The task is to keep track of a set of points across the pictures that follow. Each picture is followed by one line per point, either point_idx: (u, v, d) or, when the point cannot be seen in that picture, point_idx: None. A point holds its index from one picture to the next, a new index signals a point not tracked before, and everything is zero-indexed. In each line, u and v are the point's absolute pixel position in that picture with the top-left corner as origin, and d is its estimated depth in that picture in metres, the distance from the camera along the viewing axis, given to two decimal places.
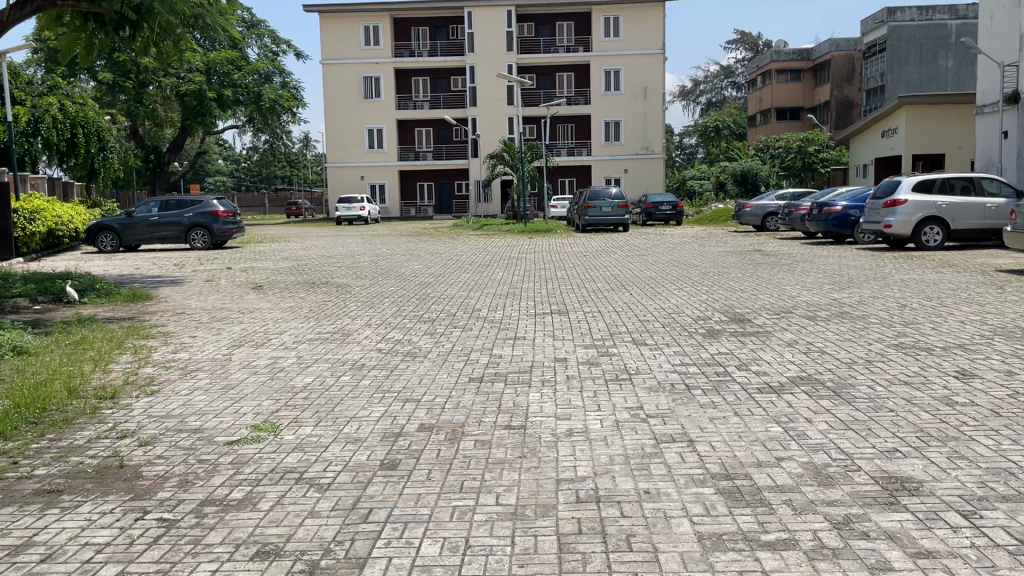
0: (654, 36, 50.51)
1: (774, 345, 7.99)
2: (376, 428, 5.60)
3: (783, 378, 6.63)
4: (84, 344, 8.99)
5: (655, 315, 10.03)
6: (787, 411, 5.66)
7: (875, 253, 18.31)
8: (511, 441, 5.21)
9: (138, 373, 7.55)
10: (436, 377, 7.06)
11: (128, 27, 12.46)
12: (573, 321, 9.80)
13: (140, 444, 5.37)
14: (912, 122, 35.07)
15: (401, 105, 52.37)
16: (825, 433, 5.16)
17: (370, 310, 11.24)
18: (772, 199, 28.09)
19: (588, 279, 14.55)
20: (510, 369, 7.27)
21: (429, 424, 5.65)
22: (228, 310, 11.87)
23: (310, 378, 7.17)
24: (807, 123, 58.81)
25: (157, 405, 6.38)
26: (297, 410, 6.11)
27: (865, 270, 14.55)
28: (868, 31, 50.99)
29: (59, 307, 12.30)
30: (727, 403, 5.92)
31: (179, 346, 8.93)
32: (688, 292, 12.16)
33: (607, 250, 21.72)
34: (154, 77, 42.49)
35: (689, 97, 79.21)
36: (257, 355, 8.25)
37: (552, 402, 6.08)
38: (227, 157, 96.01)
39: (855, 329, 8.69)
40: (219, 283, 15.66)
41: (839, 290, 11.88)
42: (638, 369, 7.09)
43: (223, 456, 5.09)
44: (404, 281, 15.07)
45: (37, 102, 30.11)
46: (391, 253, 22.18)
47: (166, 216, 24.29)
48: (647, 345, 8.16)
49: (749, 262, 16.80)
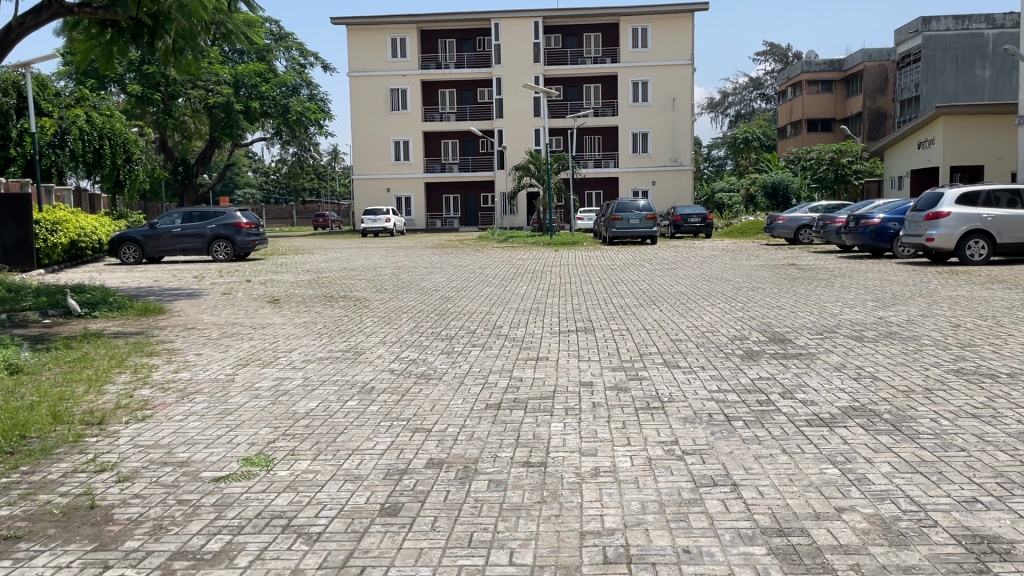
0: (682, 47, 49.88)
1: (819, 369, 7.33)
2: (379, 462, 5.03)
3: (834, 409, 5.96)
4: (83, 361, 8.54)
5: (687, 334, 9.39)
6: (841, 451, 5.00)
7: (917, 268, 17.50)
8: (529, 482, 4.61)
9: (133, 395, 7.03)
10: (449, 403, 6.48)
11: (146, 36, 12.14)
12: (600, 340, 9.16)
13: (117, 479, 4.85)
14: (950, 132, 34.03)
15: (428, 117, 52.13)
16: (890, 478, 4.51)
17: (386, 326, 10.71)
18: (805, 211, 27.25)
19: (616, 294, 13.93)
20: (530, 394, 6.65)
21: (439, 458, 5.07)
22: (240, 325, 11.41)
23: (313, 404, 6.59)
24: (840, 134, 57.74)
25: (145, 433, 5.87)
26: (295, 440, 5.56)
27: (909, 286, 13.78)
28: (902, 40, 49.99)
29: (69, 321, 11.95)
30: (773, 439, 5.27)
31: (182, 365, 8.43)
32: (722, 309, 11.51)
33: (636, 263, 21.06)
34: (183, 89, 42.06)
35: (718, 109, 78.44)
36: (262, 375, 7.73)
37: (576, 434, 5.48)
38: (256, 169, 96.70)
39: (909, 351, 7.99)
40: (236, 296, 15.26)
41: (883, 308, 11.16)
42: (671, 397, 6.43)
43: (205, 498, 4.53)
44: (425, 295, 14.54)
45: (64, 114, 30.06)
46: (413, 266, 21.76)
47: (189, 227, 24.00)
48: (680, 368, 7.53)
49: (785, 277, 16.06)
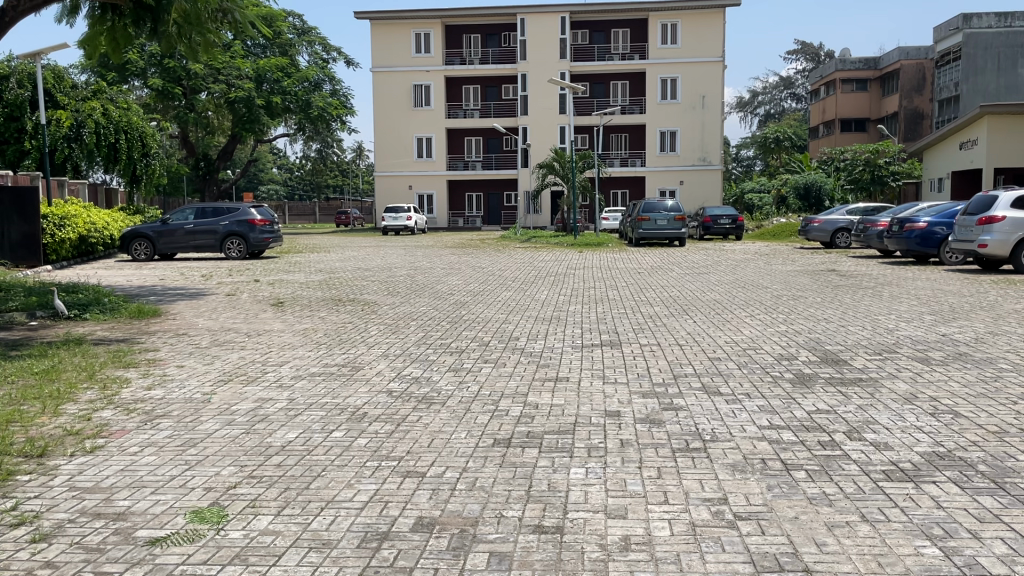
0: (712, 43, 48.53)
1: (885, 400, 6.26)
2: (355, 523, 4.05)
3: (915, 456, 4.91)
4: (50, 373, 7.66)
5: (727, 351, 8.34)
6: (938, 521, 3.94)
7: (967, 276, 16.33)
8: (540, 558, 3.61)
9: (90, 418, 6.12)
10: (451, 438, 5.48)
11: (149, 20, 11.30)
12: (628, 357, 8.10)
13: (30, 540, 3.91)
14: (994, 134, 32.43)
15: (451, 114, 51.30)
16: (1010, 565, 3.45)
17: (392, 336, 9.77)
18: (841, 213, 25.89)
19: (644, 301, 12.91)
20: (547, 428, 5.64)
21: (429, 518, 4.08)
22: (234, 332, 10.49)
23: (292, 435, 5.62)
24: (874, 134, 56.05)
25: (87, 470, 4.95)
26: (260, 486, 4.58)
27: (966, 297, 12.67)
28: (941, 38, 48.41)
29: (56, 324, 11.15)
30: (847, 499, 4.24)
31: (159, 379, 7.50)
32: (763, 322, 10.40)
33: (665, 267, 19.98)
34: (205, 83, 41.27)
35: (747, 108, 76.92)
36: (242, 396, 6.77)
37: (601, 486, 4.47)
38: (281, 166, 96.45)
39: (988, 380, 6.86)
40: (240, 297, 14.41)
41: (943, 323, 9.99)
42: (714, 435, 5.39)
43: (131, 572, 3.57)
44: (440, 300, 13.62)
45: (81, 107, 29.45)
46: (431, 267, 20.85)
47: (202, 223, 23.23)
48: (722, 397, 6.45)
49: (826, 284, 14.95)
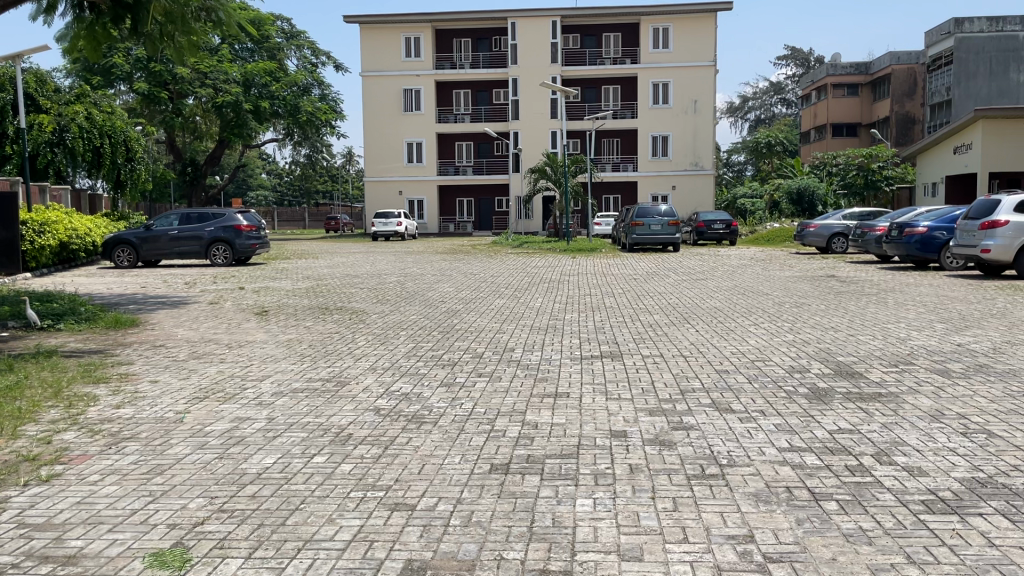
0: (704, 47, 48.31)
1: (911, 418, 5.81)
2: (336, 568, 3.58)
3: (953, 484, 4.47)
4: (11, 389, 7.12)
5: (735, 363, 7.89)
6: (994, 563, 3.49)
7: (970, 282, 15.95)
8: None
9: (49, 441, 5.62)
10: (443, 463, 5.00)
11: (128, 19, 10.68)
12: (630, 370, 7.64)
13: None
14: (988, 139, 32.16)
15: (442, 119, 50.84)
16: None
17: (380, 348, 9.28)
18: (838, 217, 25.56)
19: (643, 309, 12.46)
20: (548, 451, 5.18)
21: (420, 561, 3.61)
22: (214, 343, 9.97)
23: (269, 460, 5.13)
24: (866, 139, 55.93)
25: (41, 503, 4.45)
26: (231, 522, 4.11)
27: (973, 304, 12.29)
28: (933, 43, 48.37)
29: (26, 335, 10.60)
30: (887, 535, 3.79)
31: (131, 397, 6.99)
32: (768, 331, 9.95)
33: (661, 273, 19.55)
34: (190, 87, 40.33)
35: (738, 113, 76.77)
36: (218, 415, 6.29)
37: (612, 520, 4.01)
38: (270, 171, 95.65)
39: (1017, 394, 6.43)
40: (223, 305, 13.94)
41: (957, 333, 9.55)
42: (731, 459, 4.93)
43: None
44: (430, 308, 13.17)
45: (64, 111, 28.83)
46: (421, 273, 20.37)
47: (186, 229, 22.58)
48: (735, 415, 5.97)
49: (828, 291, 14.57)
